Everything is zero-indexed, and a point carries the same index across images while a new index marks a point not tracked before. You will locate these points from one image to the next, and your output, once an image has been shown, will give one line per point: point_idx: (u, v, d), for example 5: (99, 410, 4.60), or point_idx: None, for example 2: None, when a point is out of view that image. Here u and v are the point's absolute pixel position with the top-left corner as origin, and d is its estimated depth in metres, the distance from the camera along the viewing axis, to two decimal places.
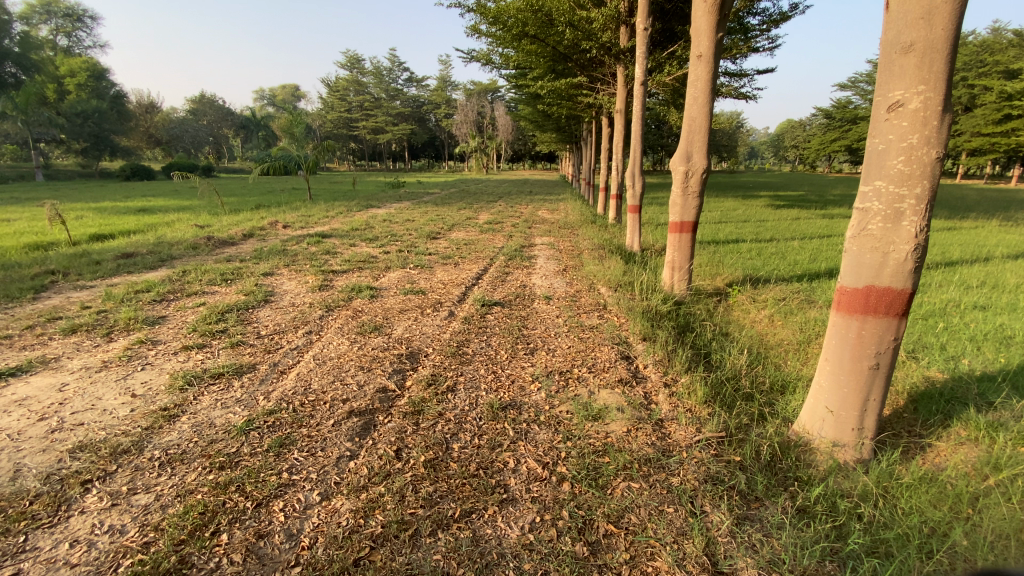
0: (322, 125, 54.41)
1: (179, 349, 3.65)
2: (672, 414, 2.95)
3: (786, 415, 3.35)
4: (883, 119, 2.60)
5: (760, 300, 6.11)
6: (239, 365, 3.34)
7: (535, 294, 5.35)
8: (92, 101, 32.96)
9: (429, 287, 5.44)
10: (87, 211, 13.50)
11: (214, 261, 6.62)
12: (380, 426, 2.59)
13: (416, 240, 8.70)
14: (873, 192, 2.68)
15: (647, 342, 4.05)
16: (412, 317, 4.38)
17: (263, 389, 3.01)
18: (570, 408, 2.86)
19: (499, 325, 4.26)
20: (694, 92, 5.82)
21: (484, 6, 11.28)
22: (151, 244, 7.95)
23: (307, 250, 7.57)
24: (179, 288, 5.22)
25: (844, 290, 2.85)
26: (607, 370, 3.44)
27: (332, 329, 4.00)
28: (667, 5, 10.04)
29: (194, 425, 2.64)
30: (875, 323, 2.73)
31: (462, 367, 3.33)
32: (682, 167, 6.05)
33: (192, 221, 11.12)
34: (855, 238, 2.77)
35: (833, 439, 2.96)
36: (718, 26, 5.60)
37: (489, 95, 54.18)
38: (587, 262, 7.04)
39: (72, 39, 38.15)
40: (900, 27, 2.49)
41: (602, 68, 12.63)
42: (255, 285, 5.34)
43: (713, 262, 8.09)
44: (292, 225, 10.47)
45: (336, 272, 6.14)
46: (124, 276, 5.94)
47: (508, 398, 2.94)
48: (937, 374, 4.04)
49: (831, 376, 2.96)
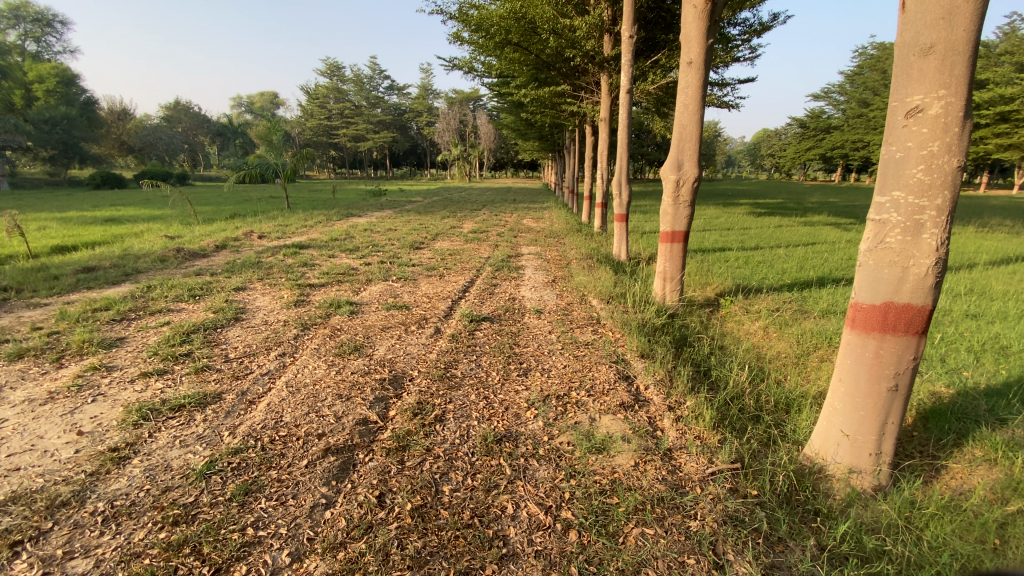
0: (302, 132, 53.75)
1: (136, 376, 3.30)
2: (680, 442, 2.72)
3: (796, 438, 3.15)
4: (900, 125, 2.43)
5: (753, 311, 5.97)
6: (203, 395, 3.01)
7: (524, 308, 5.10)
8: (62, 108, 31.88)
9: (414, 302, 5.16)
10: (51, 222, 12.87)
11: (184, 275, 6.25)
12: (360, 467, 2.31)
13: (398, 251, 8.42)
14: (890, 203, 2.51)
15: (645, 359, 3.83)
16: (395, 335, 4.09)
17: (228, 424, 2.69)
18: (570, 439, 2.61)
19: (489, 343, 4.00)
20: (684, 99, 5.69)
21: (466, 14, 11.13)
22: (116, 257, 7.50)
23: (283, 262, 7.22)
24: (142, 306, 4.84)
25: (858, 307, 2.67)
26: (607, 393, 3.19)
27: (308, 351, 3.70)
28: (650, 13, 10.00)
29: (147, 470, 2.32)
30: (893, 341, 2.55)
31: (450, 392, 3.06)
32: (673, 175, 5.89)
33: (163, 232, 10.63)
34: (872, 252, 2.60)
35: (850, 465, 2.77)
36: (707, 32, 5.49)
37: (472, 104, 54.25)
38: (577, 272, 6.84)
39: (42, 44, 36.88)
40: (919, 28, 2.34)
41: (585, 76, 12.54)
42: (225, 301, 4.99)
43: (702, 271, 7.96)
44: (269, 236, 10.06)
45: (314, 286, 5.82)
46: (84, 292, 5.52)
47: (502, 429, 2.68)
48: (942, 388, 3.90)
49: (846, 398, 2.78)
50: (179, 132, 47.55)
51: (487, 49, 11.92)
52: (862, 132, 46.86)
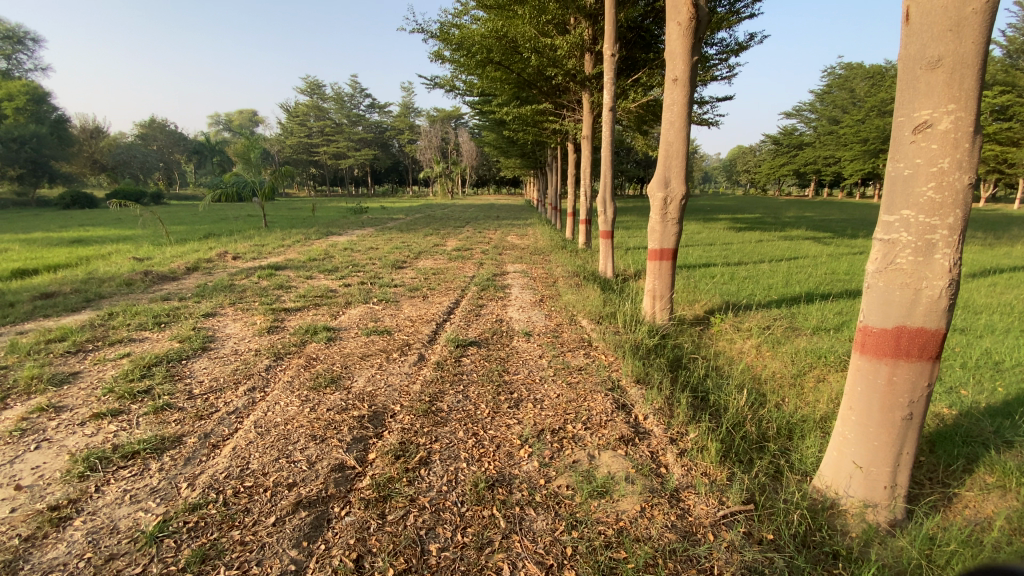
0: (281, 150, 53.19)
1: (87, 419, 2.96)
2: (686, 481, 2.51)
3: (803, 468, 2.97)
4: (908, 141, 2.34)
5: (744, 328, 5.83)
6: (160, 439, 2.71)
7: (512, 331, 4.88)
8: (31, 126, 30.93)
9: (395, 326, 4.91)
10: (14, 244, 12.26)
11: (150, 300, 5.88)
12: (336, 523, 2.06)
13: (380, 271, 8.17)
14: (900, 222, 2.38)
15: (641, 386, 3.64)
16: (375, 364, 3.83)
17: (187, 473, 2.41)
18: (569, 482, 2.39)
19: (477, 371, 3.77)
20: (670, 116, 5.62)
21: (447, 33, 11.12)
22: (78, 281, 7.06)
23: (257, 285, 6.89)
24: (101, 336, 4.49)
25: (868, 331, 2.54)
26: (605, 426, 2.98)
27: (280, 385, 3.42)
28: (629, 32, 10.08)
29: (90, 533, 2.01)
30: (907, 367, 2.41)
31: (436, 430, 2.81)
32: (660, 193, 5.79)
33: (132, 254, 10.17)
34: (880, 273, 2.47)
35: (863, 499, 2.60)
36: (692, 49, 5.46)
37: (453, 122, 54.52)
38: (564, 291, 6.65)
39: (13, 62, 35.91)
40: (925, 41, 2.26)
41: (567, 94, 12.56)
42: (193, 330, 4.67)
43: (690, 288, 7.85)
44: (244, 257, 9.70)
45: (289, 310, 5.53)
46: (40, 321, 5.11)
47: (494, 471, 2.44)
48: (944, 410, 3.79)
49: (859, 429, 2.62)
50: (155, 150, 46.65)
51: (469, 68, 11.91)
52: (832, 148, 48.33)
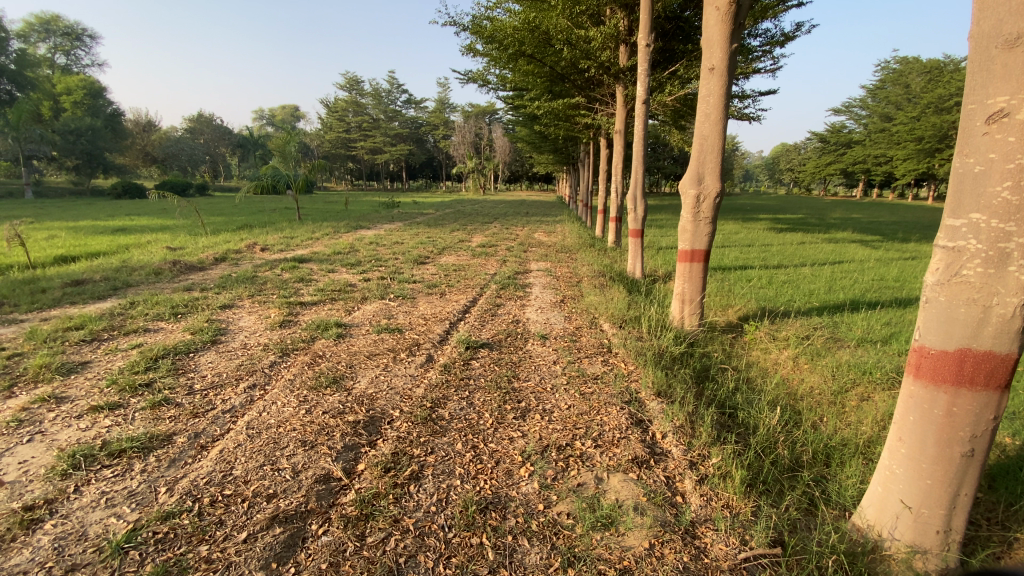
0: (320, 145, 54.49)
1: (84, 412, 2.91)
2: (704, 513, 2.23)
3: (842, 502, 2.64)
4: (980, 133, 1.98)
5: (780, 337, 5.42)
6: (149, 438, 2.62)
7: (528, 333, 4.66)
8: (87, 119, 32.50)
9: (408, 324, 4.77)
10: (61, 231, 12.79)
11: (172, 290, 5.94)
12: (311, 543, 1.89)
13: (401, 265, 8.08)
14: (967, 227, 2.04)
15: (661, 399, 3.36)
16: (380, 365, 3.68)
17: (169, 476, 2.31)
18: (571, 509, 2.15)
19: (485, 375, 3.57)
20: (705, 108, 5.25)
21: (479, 25, 10.91)
22: (110, 269, 7.24)
23: (278, 277, 6.89)
24: (117, 326, 4.51)
25: (925, 353, 2.20)
26: (617, 444, 2.72)
27: (281, 383, 3.31)
28: (667, 23, 9.65)
29: (58, 539, 1.91)
30: (970, 398, 2.07)
31: (433, 440, 2.63)
32: (692, 190, 5.43)
33: (166, 243, 10.45)
34: (941, 286, 2.13)
35: (911, 543, 2.27)
36: (732, 35, 5.07)
37: (488, 117, 54.41)
38: (588, 292, 6.36)
39: (71, 58, 37.86)
40: (1003, 15, 1.91)
41: (600, 89, 12.17)
42: (206, 321, 4.65)
43: (723, 291, 7.42)
44: (271, 248, 9.81)
45: (304, 304, 5.47)
46: (65, 308, 5.22)
47: (490, 492, 2.23)
48: (1007, 439, 3.34)
49: (909, 463, 2.29)
50: (201, 143, 48.52)
51: (500, 61, 11.68)
52: (884, 147, 45.81)
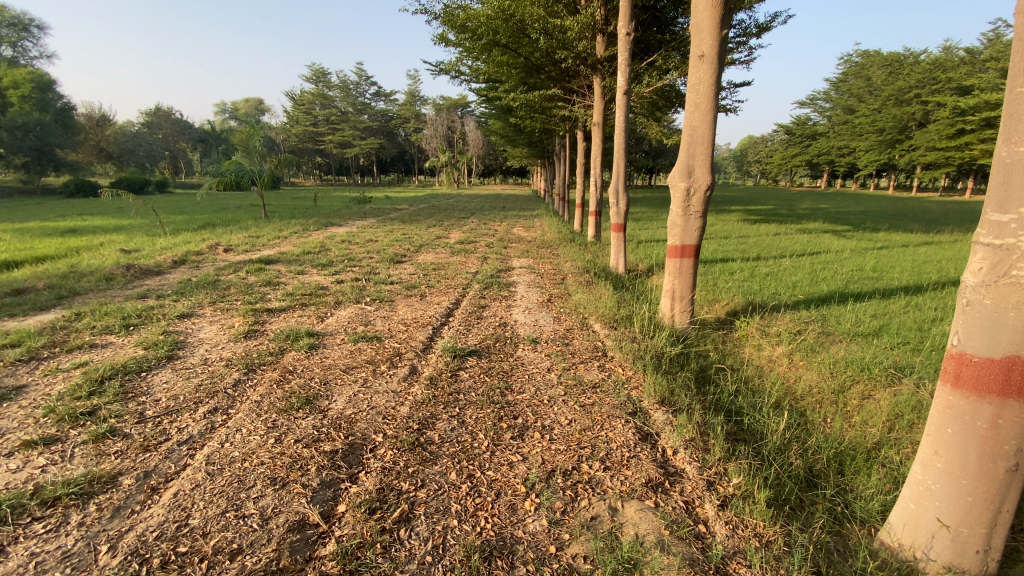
0: (286, 139, 52.76)
1: (14, 448, 2.50)
2: (733, 545, 2.00)
3: (865, 517, 2.46)
4: None
5: (772, 333, 5.28)
6: (90, 480, 2.24)
7: (516, 338, 4.37)
8: (35, 114, 30.55)
9: (387, 331, 4.43)
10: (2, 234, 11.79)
11: (125, 298, 5.43)
12: None
13: (376, 265, 7.67)
14: (1017, 223, 1.84)
15: (664, 407, 3.13)
16: (358, 380, 3.34)
17: (113, 530, 1.94)
18: (587, 551, 1.89)
19: (475, 389, 3.26)
20: (695, 97, 5.03)
21: (451, 13, 10.49)
22: (56, 276, 6.62)
23: (243, 281, 6.41)
24: (59, 342, 4.03)
25: (966, 360, 2.02)
26: (627, 465, 2.47)
27: (246, 406, 2.94)
28: (644, 13, 9.45)
29: None
30: (1017, 410, 1.88)
31: (422, 471, 2.33)
32: (682, 183, 5.20)
33: (121, 246, 9.73)
34: (987, 288, 1.94)
35: (948, 564, 2.09)
36: (722, 21, 4.87)
37: (460, 110, 53.72)
38: (573, 290, 6.11)
39: (18, 49, 35.55)
40: None
41: (577, 80, 11.93)
42: (162, 334, 4.21)
43: (708, 286, 7.28)
44: (235, 249, 9.22)
45: (272, 311, 5.04)
46: (3, 321, 4.68)
47: (493, 534, 1.95)
48: None
49: (946, 478, 2.11)
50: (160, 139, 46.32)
51: (473, 50, 11.29)
52: (847, 138, 47.22)
